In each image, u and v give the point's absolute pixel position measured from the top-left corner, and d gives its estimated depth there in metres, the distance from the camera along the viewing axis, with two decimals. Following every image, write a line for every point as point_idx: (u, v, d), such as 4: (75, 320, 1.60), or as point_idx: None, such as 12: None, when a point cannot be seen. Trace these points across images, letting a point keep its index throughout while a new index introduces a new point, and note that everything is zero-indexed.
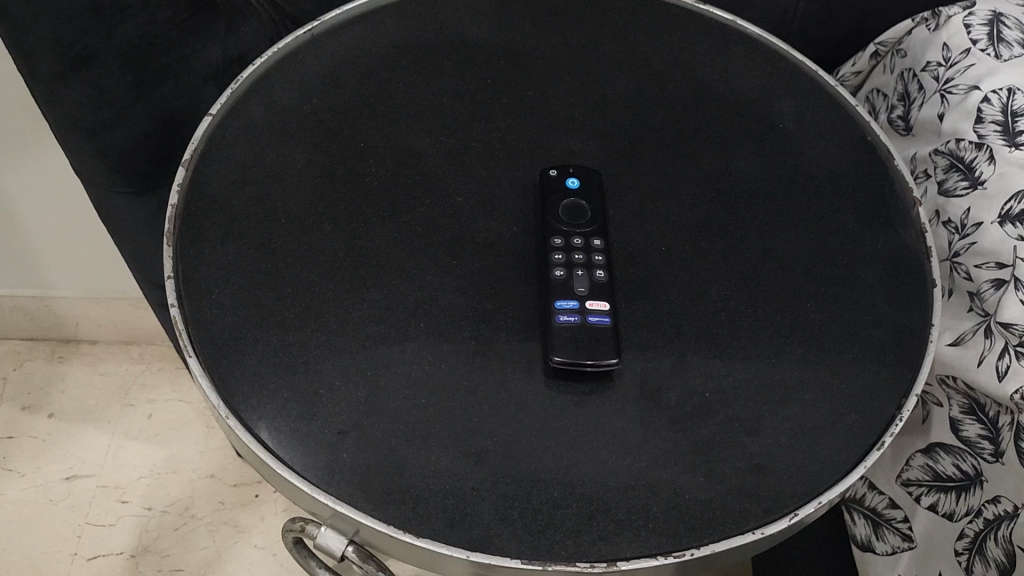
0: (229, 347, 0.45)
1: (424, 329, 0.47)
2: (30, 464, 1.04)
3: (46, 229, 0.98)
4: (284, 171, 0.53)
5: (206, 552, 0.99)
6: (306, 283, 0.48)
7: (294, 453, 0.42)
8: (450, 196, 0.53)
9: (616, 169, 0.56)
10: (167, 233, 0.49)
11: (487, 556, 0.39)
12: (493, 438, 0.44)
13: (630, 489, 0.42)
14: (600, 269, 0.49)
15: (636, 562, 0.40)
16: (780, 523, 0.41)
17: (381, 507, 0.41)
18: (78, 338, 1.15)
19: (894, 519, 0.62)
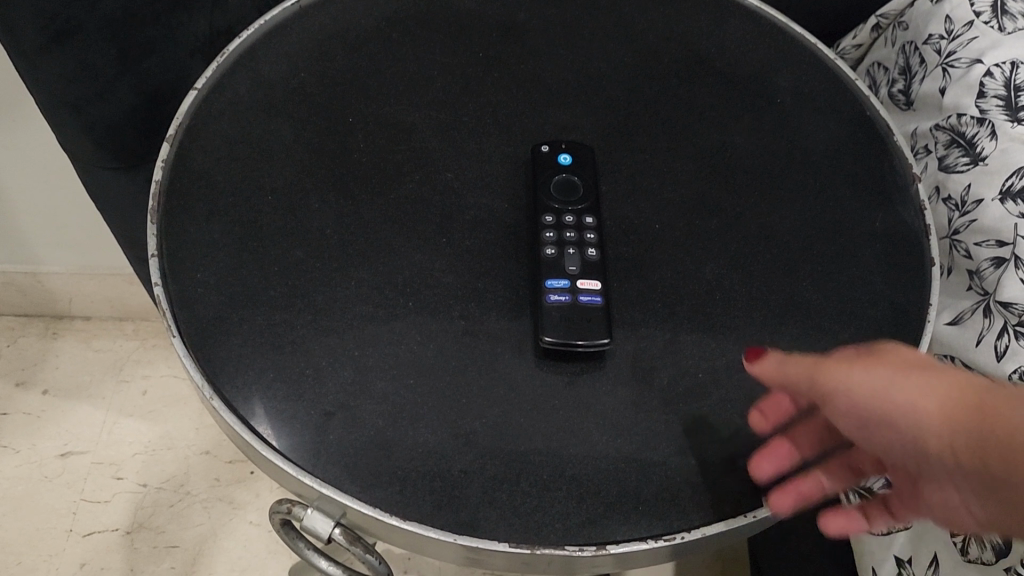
0: (214, 327, 0.44)
1: (413, 308, 0.46)
2: (24, 440, 1.03)
3: (34, 209, 0.96)
4: (271, 146, 0.52)
5: (201, 528, 0.99)
6: (293, 260, 0.47)
7: (280, 435, 0.41)
8: (440, 172, 0.52)
9: (611, 144, 0.55)
10: (151, 210, 0.48)
11: (475, 540, 0.39)
12: (482, 419, 0.43)
13: (621, 471, 0.42)
14: (592, 247, 0.48)
15: (626, 546, 0.39)
16: (773, 506, 0.41)
17: (369, 489, 0.40)
18: (71, 315, 1.14)
19: None
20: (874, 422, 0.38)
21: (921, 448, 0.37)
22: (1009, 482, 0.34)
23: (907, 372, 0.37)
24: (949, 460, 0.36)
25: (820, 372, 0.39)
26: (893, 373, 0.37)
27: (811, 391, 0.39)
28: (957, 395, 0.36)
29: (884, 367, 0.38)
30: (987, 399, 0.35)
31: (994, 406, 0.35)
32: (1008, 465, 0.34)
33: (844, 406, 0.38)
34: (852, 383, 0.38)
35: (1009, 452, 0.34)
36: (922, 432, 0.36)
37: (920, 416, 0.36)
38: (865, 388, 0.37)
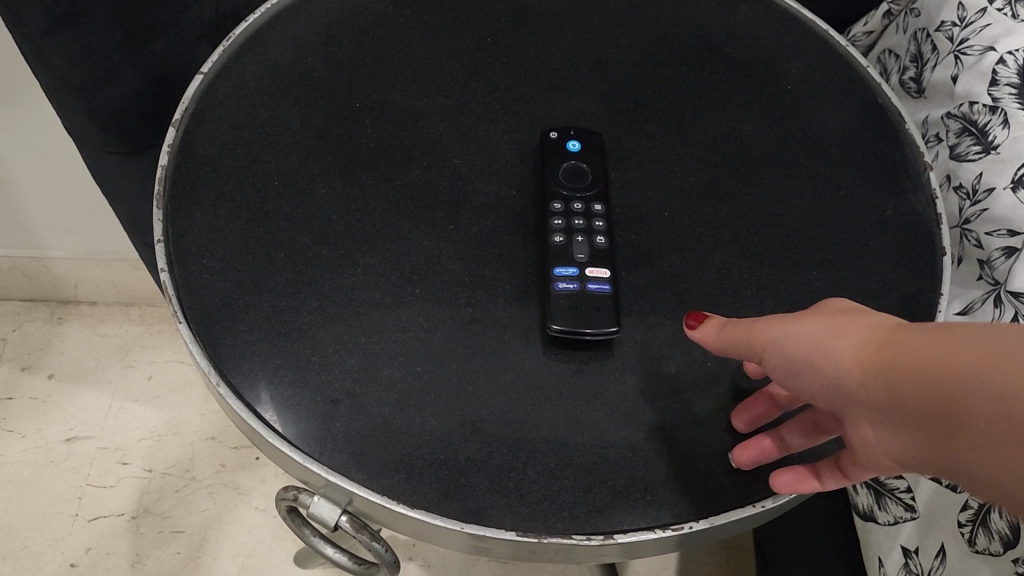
0: (220, 313, 0.44)
1: (419, 296, 0.46)
2: (30, 425, 1.04)
3: (40, 194, 0.96)
4: (278, 131, 0.52)
5: (206, 514, 0.99)
6: (300, 247, 0.47)
7: (286, 422, 0.41)
8: (447, 158, 0.52)
9: (619, 130, 0.54)
10: (157, 195, 0.48)
11: (482, 528, 0.39)
12: (490, 407, 0.43)
13: (629, 460, 0.41)
14: (600, 235, 0.48)
15: (633, 535, 0.39)
16: (782, 497, 0.41)
17: (375, 477, 0.40)
18: (77, 300, 1.14)
19: (897, 489, 0.60)
20: (802, 371, 0.36)
21: (840, 398, 0.35)
22: (924, 417, 0.31)
23: (830, 320, 0.36)
24: (869, 403, 0.33)
25: (754, 333, 0.38)
26: (818, 323, 0.36)
27: (750, 353, 0.39)
28: (874, 335, 0.34)
29: (811, 319, 0.37)
30: (902, 338, 0.33)
31: (904, 340, 0.33)
32: (917, 396, 0.31)
33: (775, 362, 0.37)
34: (780, 338, 0.37)
35: (916, 386, 0.31)
36: (840, 375, 0.34)
37: (836, 360, 0.34)
38: (790, 343, 0.36)
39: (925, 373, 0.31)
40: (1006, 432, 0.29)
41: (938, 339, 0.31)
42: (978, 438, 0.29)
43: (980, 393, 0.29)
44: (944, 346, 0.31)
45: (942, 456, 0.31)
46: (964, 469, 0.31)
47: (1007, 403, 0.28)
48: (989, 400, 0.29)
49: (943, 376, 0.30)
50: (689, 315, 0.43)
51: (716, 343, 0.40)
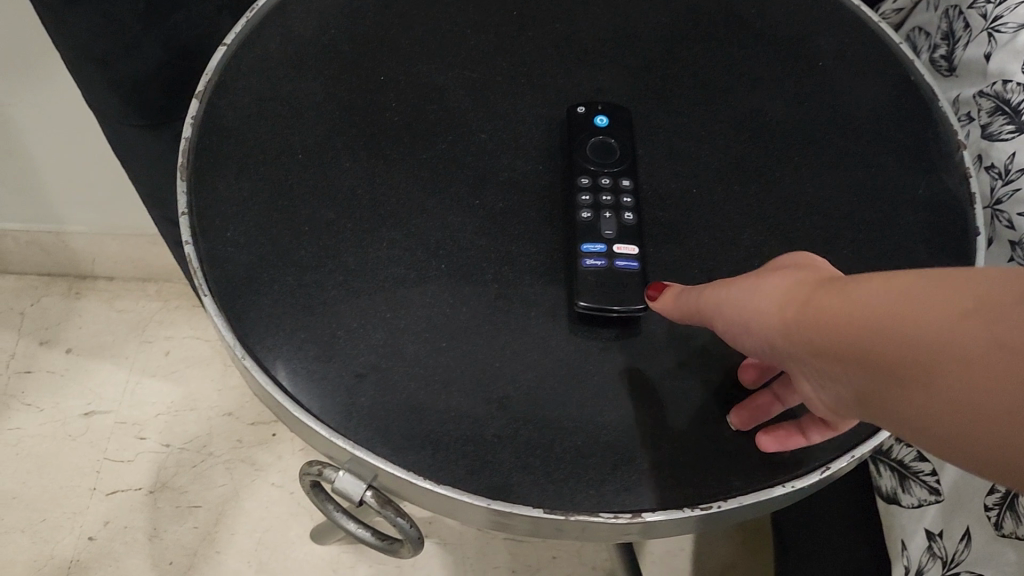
0: (244, 287, 0.44)
1: (445, 271, 0.46)
2: (48, 399, 1.04)
3: (59, 169, 0.96)
4: (301, 104, 0.51)
5: (223, 489, 0.99)
6: (324, 220, 0.47)
7: (312, 397, 0.41)
8: (472, 132, 0.51)
9: (646, 106, 0.53)
10: (180, 166, 0.47)
11: (509, 505, 0.38)
12: (517, 384, 0.42)
13: (656, 439, 0.41)
14: (628, 212, 0.47)
15: (662, 514, 0.38)
16: (812, 477, 0.40)
17: (401, 452, 0.39)
18: (95, 275, 1.14)
19: (922, 472, 0.60)
20: (744, 333, 0.36)
21: (782, 357, 0.35)
22: (844, 370, 0.31)
23: (762, 279, 0.36)
24: (801, 361, 0.33)
25: (704, 300, 0.39)
26: (751, 284, 0.36)
27: (704, 320, 0.39)
28: (794, 292, 0.34)
29: (748, 278, 0.37)
30: (819, 291, 0.33)
31: (816, 296, 0.33)
32: (829, 353, 0.31)
33: (723, 326, 0.38)
34: (724, 304, 0.37)
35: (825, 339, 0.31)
36: (770, 335, 0.34)
37: (765, 321, 0.35)
38: (732, 307, 0.37)
39: (831, 330, 0.31)
40: (903, 383, 0.28)
41: (842, 293, 0.31)
42: (885, 390, 0.29)
43: (878, 346, 0.29)
44: (845, 302, 0.31)
45: (868, 408, 0.31)
46: (885, 421, 0.30)
47: (900, 356, 0.28)
48: (886, 354, 0.29)
49: (846, 333, 0.30)
50: (652, 287, 0.43)
51: (676, 313, 0.41)
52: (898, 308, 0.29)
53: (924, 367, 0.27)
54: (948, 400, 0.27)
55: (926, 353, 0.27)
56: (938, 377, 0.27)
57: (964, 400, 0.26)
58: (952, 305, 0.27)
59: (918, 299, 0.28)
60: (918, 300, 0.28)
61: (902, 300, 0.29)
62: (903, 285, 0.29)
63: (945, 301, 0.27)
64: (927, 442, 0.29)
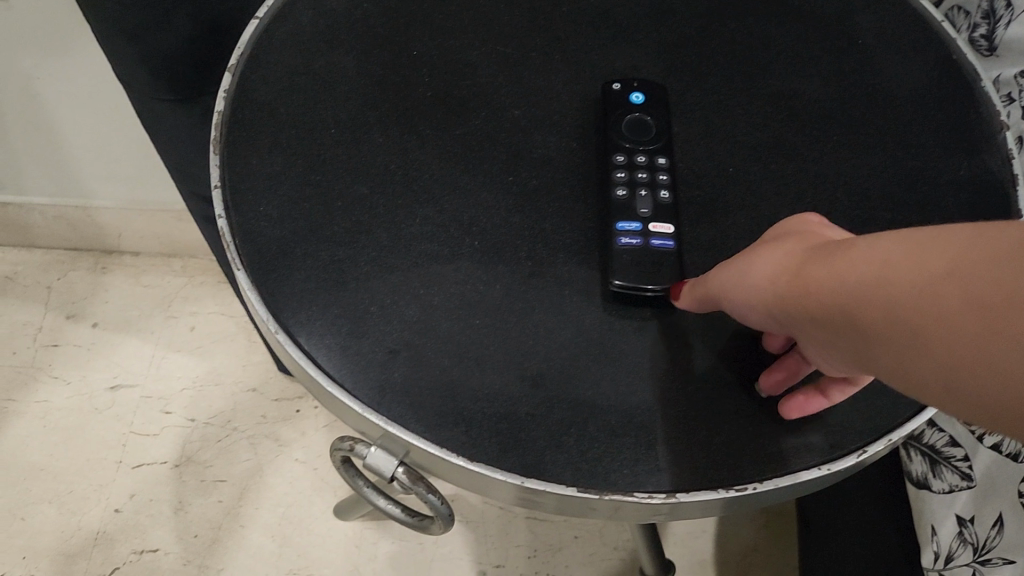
0: (276, 261, 0.43)
1: (478, 248, 0.45)
2: (75, 372, 1.05)
3: (87, 143, 0.96)
4: (334, 79, 0.51)
5: (248, 464, 1.00)
6: (356, 196, 0.46)
7: (344, 372, 0.40)
8: (505, 109, 0.51)
9: (682, 83, 0.53)
10: (214, 140, 0.47)
11: (543, 483, 0.38)
12: (550, 362, 0.42)
13: (691, 419, 0.40)
14: (664, 189, 0.46)
15: (696, 495, 0.38)
16: (848, 460, 0.40)
17: (433, 429, 0.39)
18: (121, 250, 1.15)
19: (954, 457, 0.59)
20: (748, 306, 0.37)
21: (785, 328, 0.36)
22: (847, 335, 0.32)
23: (760, 257, 0.37)
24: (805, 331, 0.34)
25: (708, 283, 0.40)
26: (751, 261, 0.37)
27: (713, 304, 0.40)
28: (790, 267, 0.35)
29: (748, 256, 0.38)
30: (815, 262, 0.33)
31: (811, 270, 0.33)
32: (833, 324, 0.32)
33: (731, 305, 0.39)
34: (727, 279, 0.38)
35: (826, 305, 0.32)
36: (774, 312, 0.35)
37: (767, 298, 0.35)
38: (734, 283, 0.38)
39: (830, 304, 0.32)
40: (901, 351, 0.29)
41: (837, 266, 0.32)
42: (888, 355, 0.30)
43: (874, 316, 0.30)
44: (839, 275, 0.32)
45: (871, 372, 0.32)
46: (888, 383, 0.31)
47: (895, 324, 0.29)
48: (883, 323, 0.29)
49: (845, 305, 0.31)
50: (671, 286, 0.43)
51: (693, 304, 0.41)
52: (889, 277, 0.29)
53: (917, 333, 0.28)
54: (939, 364, 0.28)
55: (917, 320, 0.28)
56: (929, 342, 0.28)
57: (953, 362, 0.27)
58: (935, 270, 0.28)
59: (906, 267, 0.29)
60: (908, 261, 0.29)
61: (891, 270, 0.29)
62: (891, 254, 0.30)
63: (931, 265, 0.28)
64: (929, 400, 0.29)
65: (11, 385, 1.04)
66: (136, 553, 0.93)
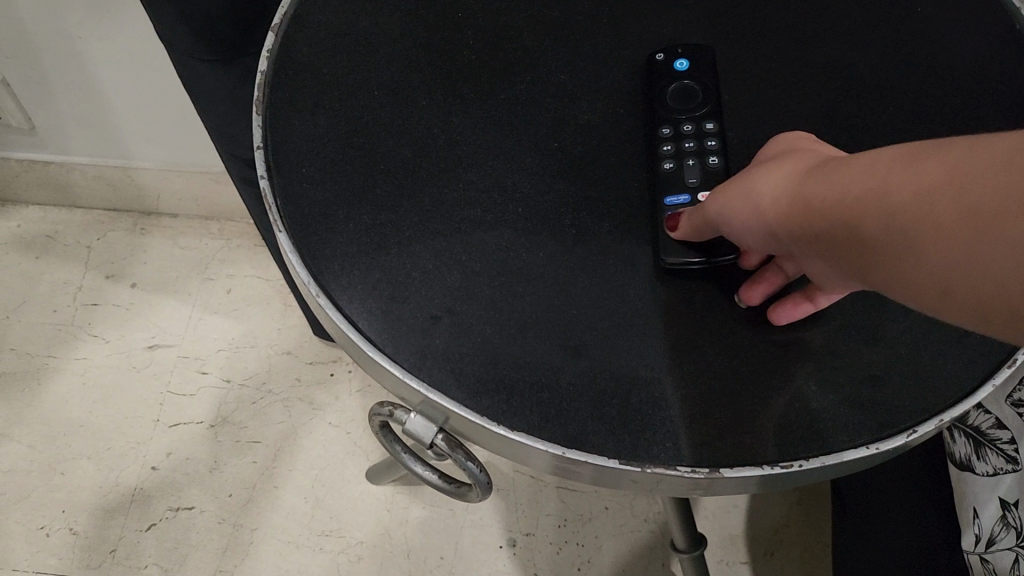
0: (318, 224, 0.43)
1: (522, 216, 0.45)
2: (114, 331, 1.06)
3: (126, 102, 0.96)
4: (378, 41, 0.50)
5: (282, 426, 1.00)
6: (400, 159, 0.46)
7: (386, 337, 0.40)
8: (551, 73, 0.50)
9: (733, 49, 0.52)
10: (257, 100, 0.46)
11: (584, 455, 0.37)
12: (593, 332, 0.41)
13: (735, 393, 0.40)
14: (712, 155, 0.46)
15: (741, 471, 0.37)
16: (898, 439, 0.38)
17: (474, 396, 0.39)
18: (160, 212, 1.15)
19: (999, 440, 0.58)
20: (747, 230, 0.38)
21: (784, 247, 0.36)
22: (844, 251, 0.32)
23: (756, 177, 0.37)
24: (804, 249, 0.35)
25: (708, 208, 0.40)
26: (747, 180, 0.37)
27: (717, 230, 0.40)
28: (790, 186, 0.35)
29: (745, 175, 0.38)
30: (809, 181, 0.34)
31: (809, 188, 0.34)
32: (832, 240, 0.32)
33: (731, 229, 0.39)
34: (722, 205, 0.39)
35: (823, 222, 0.33)
36: (773, 230, 0.36)
37: (766, 220, 0.36)
38: (729, 208, 0.38)
39: (827, 221, 0.32)
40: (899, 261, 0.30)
41: (835, 182, 0.32)
42: (884, 267, 0.30)
43: (869, 230, 0.30)
44: (837, 189, 0.32)
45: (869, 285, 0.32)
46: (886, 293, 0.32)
47: (892, 237, 0.29)
48: (879, 235, 0.30)
49: (843, 220, 0.31)
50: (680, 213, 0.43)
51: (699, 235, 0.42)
52: (885, 190, 0.30)
53: (914, 243, 0.29)
54: (936, 267, 0.28)
55: (914, 227, 0.28)
56: (925, 246, 0.28)
57: (947, 269, 0.28)
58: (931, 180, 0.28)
59: (900, 179, 0.29)
60: (898, 176, 0.29)
61: (888, 183, 0.30)
62: (886, 167, 0.30)
63: (926, 175, 0.28)
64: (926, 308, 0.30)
65: (51, 342, 1.06)
66: (172, 510, 0.95)
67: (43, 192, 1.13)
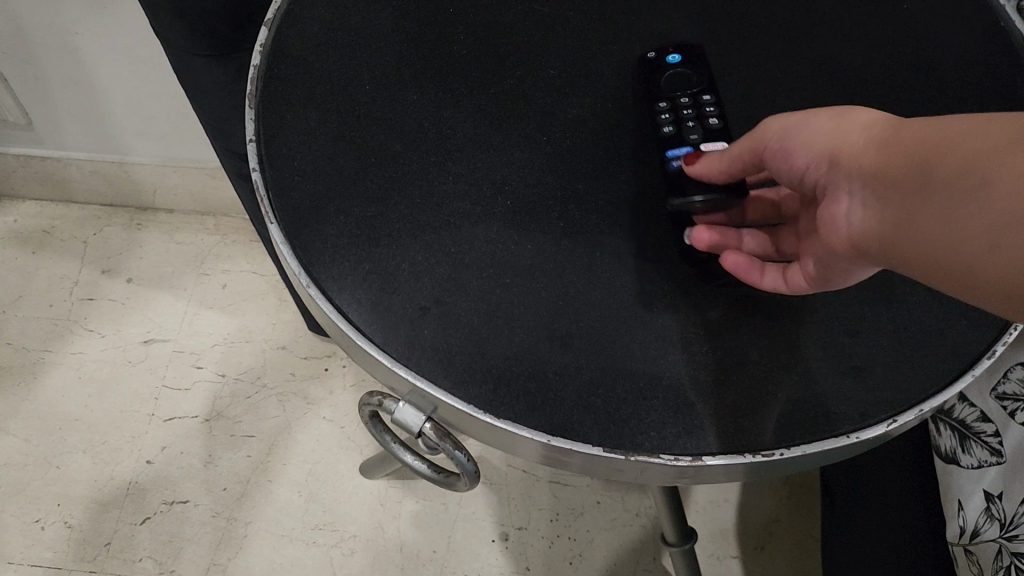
0: (309, 215, 0.43)
1: (512, 209, 0.46)
2: (109, 326, 1.07)
3: (122, 97, 0.96)
4: (371, 37, 0.51)
5: (276, 420, 1.01)
6: (390, 153, 0.47)
7: (375, 328, 0.40)
8: (542, 69, 0.51)
9: (721, 47, 0.52)
10: (250, 93, 0.47)
11: (570, 442, 0.37)
12: (580, 322, 0.42)
13: (719, 382, 0.40)
14: (712, 117, 0.47)
15: (722, 459, 0.37)
16: (878, 428, 0.39)
17: (462, 386, 0.39)
18: (156, 207, 1.16)
19: (984, 433, 0.58)
20: (806, 153, 0.40)
21: (832, 174, 0.38)
22: (897, 184, 0.34)
23: (855, 113, 0.39)
24: (853, 177, 0.37)
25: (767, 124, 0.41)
26: (837, 113, 0.39)
27: (752, 156, 0.42)
28: (883, 123, 0.37)
29: (835, 110, 0.40)
30: (901, 123, 0.36)
31: (899, 127, 0.36)
32: (896, 170, 0.34)
33: (779, 151, 0.41)
34: (790, 123, 0.40)
35: (897, 152, 0.35)
36: (839, 154, 0.38)
37: (836, 144, 0.38)
38: (799, 128, 0.40)
39: (903, 152, 0.34)
40: (950, 200, 0.31)
41: (931, 125, 0.34)
42: (929, 205, 0.32)
43: (943, 164, 0.32)
44: (930, 130, 0.34)
45: (894, 225, 0.34)
46: (909, 235, 0.33)
47: (959, 172, 0.31)
48: (946, 169, 0.32)
49: (921, 150, 0.33)
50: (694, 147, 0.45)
51: (716, 167, 0.43)
52: (979, 136, 0.32)
53: (977, 183, 0.30)
54: (984, 210, 0.30)
55: (985, 170, 0.30)
56: (983, 189, 0.30)
57: (992, 214, 0.30)
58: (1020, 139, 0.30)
59: (997, 133, 0.31)
60: (994, 132, 0.31)
61: (983, 134, 0.32)
62: (988, 125, 0.32)
63: (1020, 136, 0.30)
64: (941, 255, 0.32)
65: (47, 337, 1.06)
66: (167, 504, 0.95)
67: (39, 187, 1.14)
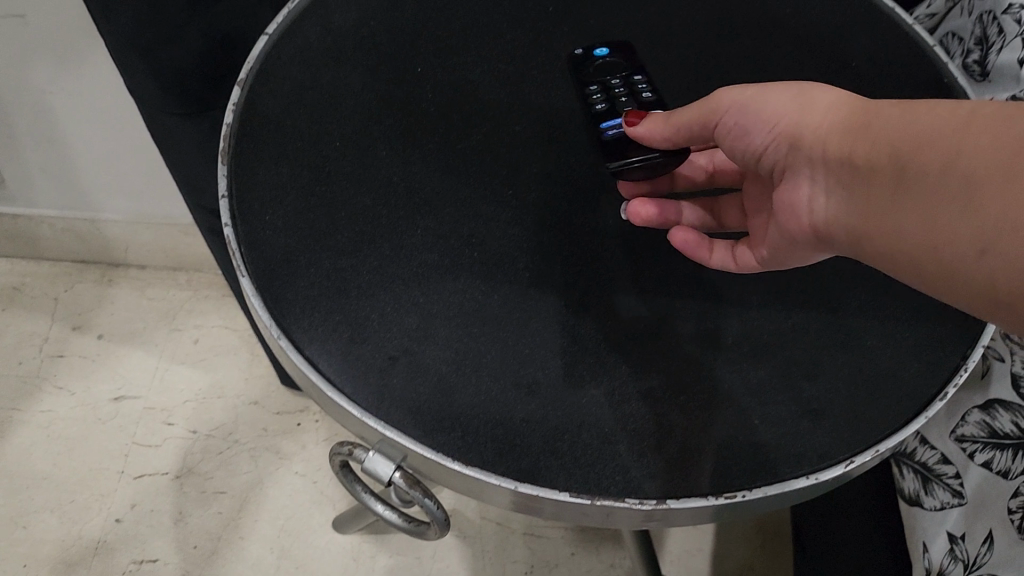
0: (279, 268, 0.44)
1: (479, 261, 0.47)
2: (79, 383, 1.06)
3: (94, 155, 0.97)
4: (341, 94, 0.52)
5: (248, 476, 1.00)
6: (360, 208, 0.48)
7: (346, 379, 0.41)
8: (507, 125, 0.53)
9: (679, 102, 0.54)
10: (223, 150, 0.48)
11: (537, 488, 0.38)
12: (546, 370, 0.43)
13: (681, 427, 0.41)
14: (644, 92, 0.50)
15: (685, 503, 0.38)
16: (836, 469, 0.40)
17: (431, 434, 0.40)
18: (127, 264, 1.16)
19: (945, 475, 0.60)
20: (772, 130, 0.44)
21: (799, 150, 0.42)
22: (866, 169, 0.38)
23: (817, 92, 0.43)
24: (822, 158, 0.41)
25: (723, 93, 0.45)
26: (801, 91, 0.43)
27: (701, 124, 0.46)
28: (847, 105, 0.41)
29: (797, 88, 0.43)
30: (865, 106, 0.40)
31: (864, 112, 0.40)
32: (864, 155, 0.38)
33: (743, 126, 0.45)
34: (752, 98, 0.44)
35: (864, 138, 0.39)
36: (806, 134, 0.42)
37: (801, 124, 0.42)
38: (764, 106, 0.44)
39: (871, 139, 0.38)
40: (915, 187, 0.36)
41: (896, 113, 0.38)
42: (896, 191, 0.37)
43: (909, 155, 0.36)
44: (896, 119, 0.38)
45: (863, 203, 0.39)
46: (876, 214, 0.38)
47: (923, 163, 0.35)
48: (911, 159, 0.36)
49: (888, 138, 0.37)
50: (631, 114, 0.48)
51: (657, 130, 0.47)
52: (940, 130, 0.35)
53: (940, 176, 0.35)
54: (943, 202, 0.34)
55: (946, 164, 0.34)
56: (945, 181, 0.34)
57: (951, 206, 0.34)
58: (979, 134, 0.34)
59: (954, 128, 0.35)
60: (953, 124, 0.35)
61: (943, 128, 0.35)
62: (947, 116, 0.36)
63: (975, 133, 0.34)
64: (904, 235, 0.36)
65: (16, 395, 1.05)
66: (136, 563, 0.94)
67: (10, 244, 1.14)
